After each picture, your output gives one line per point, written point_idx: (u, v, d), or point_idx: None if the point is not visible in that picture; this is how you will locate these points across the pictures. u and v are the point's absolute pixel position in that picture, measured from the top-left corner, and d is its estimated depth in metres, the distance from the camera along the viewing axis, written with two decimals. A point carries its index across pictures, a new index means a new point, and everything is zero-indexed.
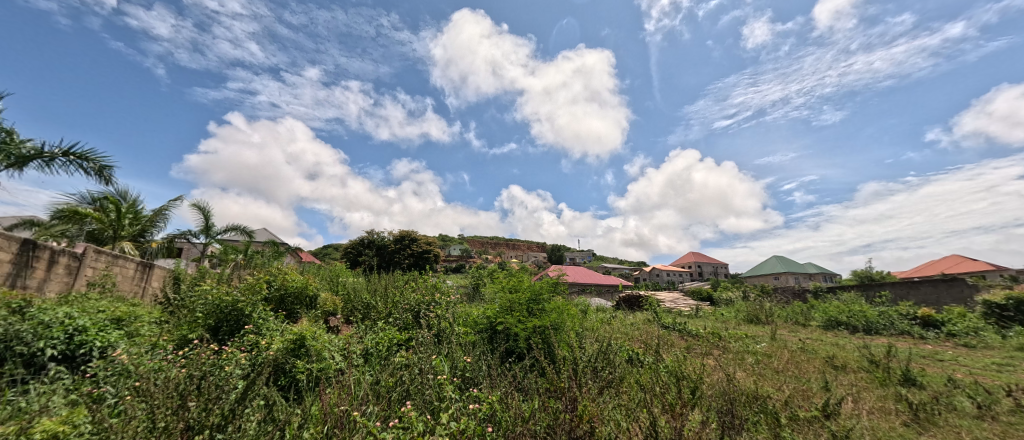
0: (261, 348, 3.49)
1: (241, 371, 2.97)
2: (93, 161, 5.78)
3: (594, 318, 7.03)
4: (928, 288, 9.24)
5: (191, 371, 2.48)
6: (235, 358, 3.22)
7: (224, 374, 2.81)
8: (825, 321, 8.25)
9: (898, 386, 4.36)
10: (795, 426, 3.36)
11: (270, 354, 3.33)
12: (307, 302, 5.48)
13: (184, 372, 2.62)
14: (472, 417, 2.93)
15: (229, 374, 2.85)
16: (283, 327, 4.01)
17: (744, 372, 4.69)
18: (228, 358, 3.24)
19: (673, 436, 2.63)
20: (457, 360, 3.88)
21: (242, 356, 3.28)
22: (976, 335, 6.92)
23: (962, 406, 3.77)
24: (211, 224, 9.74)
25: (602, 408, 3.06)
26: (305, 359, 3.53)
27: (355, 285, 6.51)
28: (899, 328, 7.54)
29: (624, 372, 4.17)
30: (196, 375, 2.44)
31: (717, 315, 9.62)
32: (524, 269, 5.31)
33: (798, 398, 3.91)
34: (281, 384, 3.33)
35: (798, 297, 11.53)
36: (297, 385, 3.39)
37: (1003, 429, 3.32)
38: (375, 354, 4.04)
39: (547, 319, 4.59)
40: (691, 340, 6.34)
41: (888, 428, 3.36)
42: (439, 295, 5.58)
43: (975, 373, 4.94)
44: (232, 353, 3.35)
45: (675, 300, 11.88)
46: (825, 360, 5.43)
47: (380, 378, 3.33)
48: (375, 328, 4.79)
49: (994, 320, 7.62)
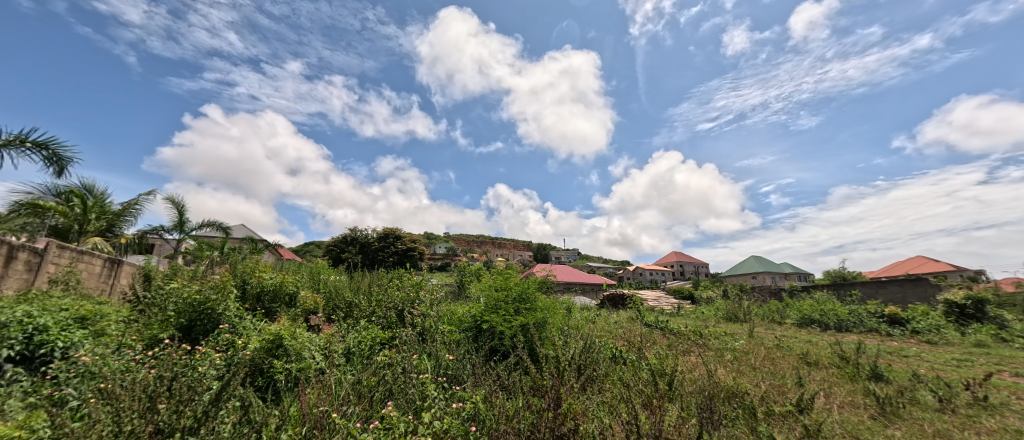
0: (237, 347, 3.39)
1: (215, 372, 2.88)
2: (49, 148, 5.49)
3: (578, 316, 7.10)
4: (895, 287, 9.68)
5: (161, 372, 2.39)
6: (209, 358, 3.13)
7: (196, 375, 2.72)
8: (800, 319, 8.55)
9: (867, 381, 4.56)
10: (770, 420, 3.48)
11: (247, 353, 3.25)
12: (286, 300, 5.35)
13: (154, 372, 2.53)
14: (455, 417, 2.92)
15: (202, 375, 2.76)
16: (260, 326, 3.91)
17: (724, 368, 4.83)
18: (202, 358, 3.14)
19: (653, 432, 2.69)
20: (441, 358, 3.87)
21: (217, 356, 3.19)
22: (937, 332, 7.29)
23: (924, 400, 3.97)
24: (185, 220, 9.41)
25: (585, 405, 3.11)
26: (283, 358, 3.45)
27: (337, 284, 6.39)
28: (867, 326, 7.88)
29: (607, 369, 4.23)
30: (166, 377, 2.35)
31: (697, 313, 9.86)
32: (510, 267, 5.31)
33: (773, 393, 4.04)
34: (258, 384, 3.26)
35: (774, 295, 11.91)
36: (275, 385, 3.33)
37: (962, 421, 3.50)
38: (357, 353, 3.99)
39: (532, 318, 4.62)
40: (673, 338, 6.47)
41: (857, 421, 3.51)
42: (424, 294, 5.55)
43: (937, 368, 5.22)
44: (207, 353, 3.25)
45: (657, 298, 12.11)
46: (799, 357, 5.62)
47: (362, 377, 3.29)
48: (357, 327, 4.72)
49: (954, 317, 8.04)
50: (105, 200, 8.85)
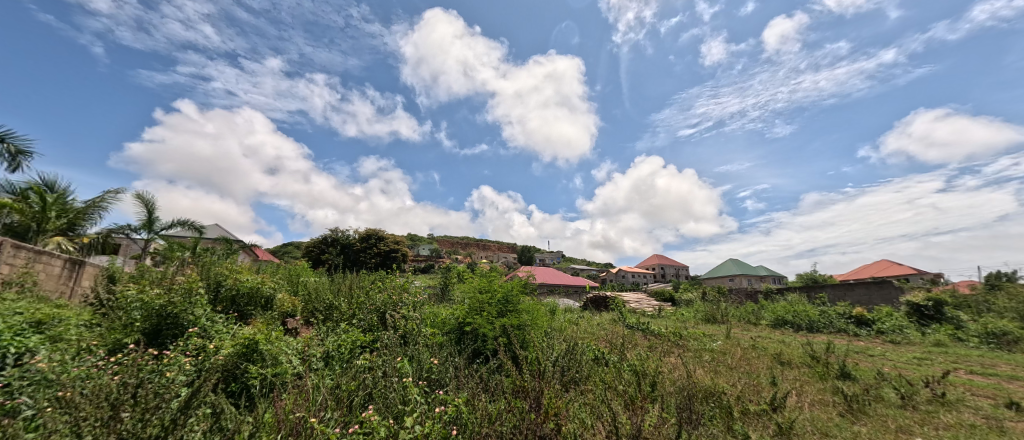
0: (209, 352, 3.26)
1: (186, 378, 2.77)
2: (7, 143, 5.20)
3: (562, 319, 7.16)
4: (862, 289, 10.13)
5: (126, 379, 2.28)
6: (179, 364, 3.00)
7: (164, 382, 2.61)
8: (774, 320, 8.85)
9: (835, 379, 4.77)
10: (745, 419, 3.60)
11: (220, 357, 3.13)
12: (262, 303, 5.18)
13: (118, 379, 2.42)
14: (436, 420, 2.90)
15: (171, 382, 2.64)
16: (233, 330, 3.78)
17: (702, 369, 4.96)
18: (170, 364, 3.01)
19: (634, 432, 2.74)
20: (423, 361, 3.82)
21: (187, 361, 3.07)
22: (900, 332, 7.68)
23: (888, 397, 4.18)
24: (155, 219, 9.03)
25: (566, 406, 3.14)
26: (259, 363, 3.34)
27: (316, 285, 6.24)
28: (837, 327, 8.22)
29: (590, 371, 4.28)
30: (131, 384, 2.25)
31: (677, 314, 10.09)
32: (494, 269, 5.34)
33: (748, 392, 4.17)
34: (231, 390, 3.15)
35: (750, 297, 12.29)
36: (249, 391, 3.23)
37: (922, 417, 3.70)
38: (337, 357, 3.91)
39: (516, 320, 4.63)
40: (653, 339, 6.60)
41: (826, 418, 3.66)
42: (407, 296, 5.50)
43: (899, 367, 5.49)
44: (176, 358, 3.12)
45: (639, 300, 12.32)
46: (773, 357, 5.82)
47: (341, 382, 3.23)
48: (337, 330, 4.63)
49: (916, 318, 8.48)
50: (67, 198, 8.41)
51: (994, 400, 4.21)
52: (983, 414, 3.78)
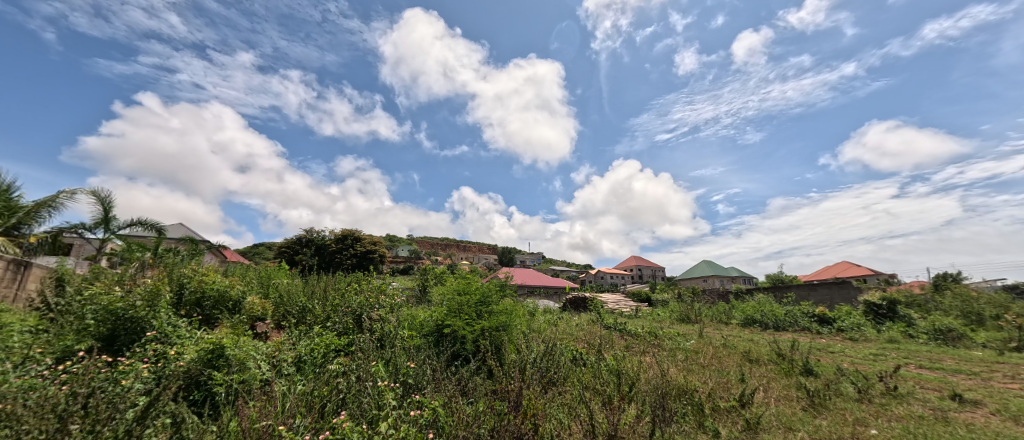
0: (170, 358, 3.08)
1: (143, 386, 2.61)
2: None
3: (542, 319, 7.24)
4: (824, 289, 10.69)
5: (74, 389, 2.14)
6: (136, 370, 2.82)
7: (119, 391, 2.45)
8: (744, 319, 9.21)
9: (799, 375, 5.02)
10: (716, 415, 3.74)
11: (182, 364, 2.97)
12: (230, 306, 4.94)
13: (66, 389, 2.26)
14: (411, 424, 2.85)
15: (126, 391, 2.48)
16: (198, 335, 3.59)
17: (676, 367, 5.12)
18: (126, 370, 2.82)
19: (609, 431, 2.80)
20: (399, 365, 3.76)
21: (145, 368, 2.89)
22: (858, 330, 8.17)
23: (847, 391, 4.42)
24: (112, 217, 8.51)
25: (544, 406, 3.18)
26: (224, 369, 3.19)
27: (288, 287, 6.02)
28: (801, 325, 8.66)
29: (568, 371, 4.32)
30: (81, 395, 2.11)
31: (653, 314, 10.34)
32: (473, 271, 5.33)
33: (719, 389, 4.34)
34: (194, 399, 3.00)
35: (722, 297, 12.75)
36: (213, 399, 3.07)
37: (876, 410, 3.94)
38: (309, 361, 3.80)
39: (495, 321, 4.63)
40: (630, 339, 6.76)
41: (790, 413, 3.85)
42: (384, 298, 5.41)
43: (857, 362, 5.85)
44: (133, 365, 2.93)
45: (617, 301, 12.56)
46: (742, 355, 6.06)
47: (313, 388, 3.15)
48: (309, 334, 4.50)
49: (872, 316, 9.03)
50: (12, 195, 7.84)
51: (939, 392, 4.55)
52: (930, 405, 4.06)
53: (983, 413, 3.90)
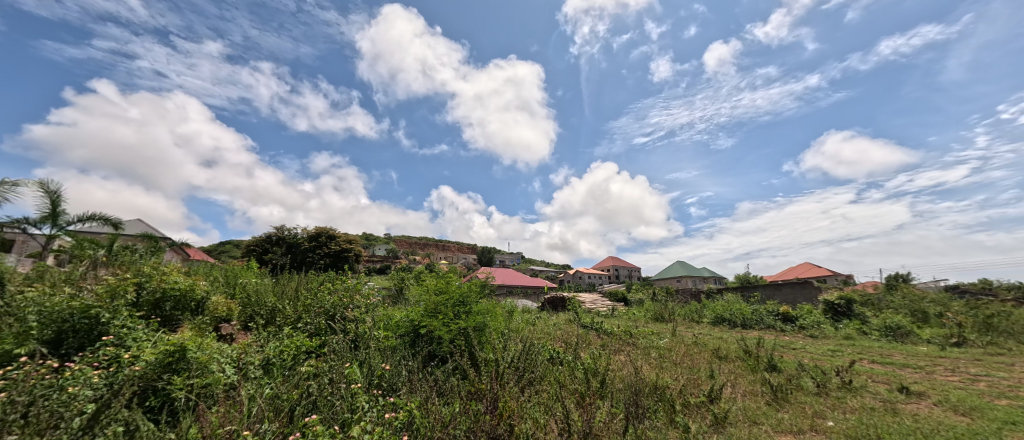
0: (124, 363, 2.88)
1: (93, 392, 2.43)
2: None
3: (519, 319, 7.27)
4: (788, 289, 11.22)
5: (13, 396, 1.98)
6: (86, 375, 2.62)
7: (65, 398, 2.28)
8: (714, 318, 9.55)
9: (764, 371, 5.26)
10: (686, 411, 3.87)
11: (138, 368, 2.79)
12: (192, 307, 4.69)
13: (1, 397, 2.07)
14: (386, 427, 2.80)
15: (73, 398, 2.31)
16: (157, 337, 3.38)
17: (649, 365, 5.25)
18: (74, 375, 2.61)
19: (584, 430, 2.85)
20: (374, 366, 3.69)
21: (96, 373, 2.69)
22: (818, 327, 8.64)
23: (806, 386, 4.68)
24: (61, 212, 7.92)
25: (521, 406, 3.20)
26: (185, 373, 3.01)
27: (257, 287, 5.76)
28: (766, 323, 9.08)
29: (545, 370, 4.37)
30: (21, 403, 1.96)
31: (629, 314, 10.58)
32: (451, 271, 5.30)
33: (690, 386, 4.48)
34: (150, 405, 2.82)
35: (694, 297, 13.18)
36: (172, 405, 2.89)
37: (833, 402, 4.18)
38: (277, 364, 3.67)
39: (472, 321, 4.62)
40: (606, 338, 6.89)
41: (755, 407, 4.03)
42: (359, 298, 5.28)
43: (816, 358, 6.19)
44: (82, 370, 2.71)
45: (594, 301, 12.76)
46: (712, 352, 6.28)
47: (281, 391, 3.04)
48: (279, 335, 4.34)
49: (831, 314, 9.57)
50: None
51: (888, 385, 4.88)
52: (880, 398, 4.35)
53: (926, 404, 4.21)
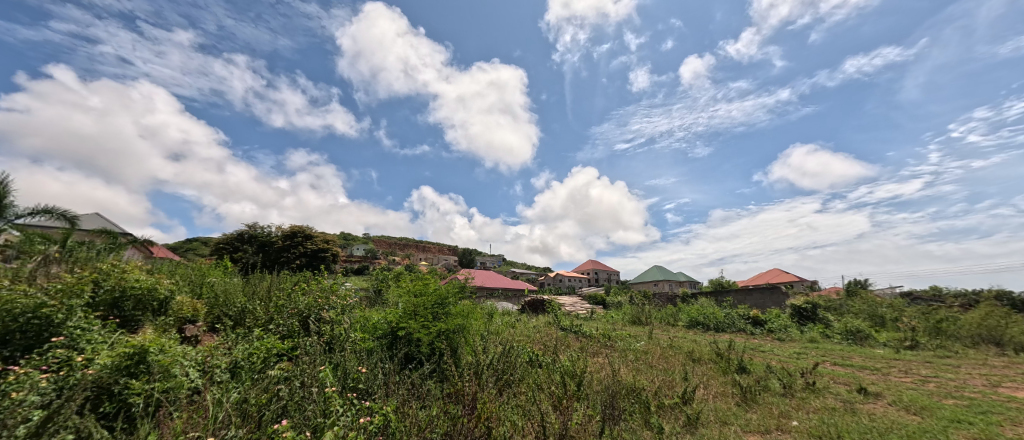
0: (77, 366, 2.68)
1: (41, 398, 2.25)
2: None
3: (499, 321, 7.25)
4: (758, 294, 11.67)
5: None
6: (32, 379, 2.43)
7: (7, 405, 2.11)
8: (689, 321, 9.81)
9: (734, 372, 5.45)
10: (661, 412, 3.95)
11: (91, 372, 2.60)
12: (154, 307, 4.43)
13: None
14: (361, 432, 2.72)
15: (17, 404, 2.14)
16: (114, 340, 3.17)
17: (626, 367, 5.35)
18: (18, 380, 2.40)
19: (561, 431, 2.88)
20: (348, 369, 3.59)
21: (44, 376, 2.50)
22: (785, 331, 9.03)
23: (773, 387, 4.87)
24: (9, 204, 7.39)
25: (498, 408, 3.20)
26: (143, 377, 2.82)
27: (226, 287, 5.50)
28: (738, 326, 9.41)
29: (523, 373, 4.37)
30: None
31: (607, 316, 10.73)
32: (431, 272, 5.22)
33: (664, 388, 4.59)
34: (104, 411, 2.65)
35: (669, 301, 13.51)
36: (130, 411, 2.73)
37: (797, 403, 4.37)
38: (245, 367, 3.52)
39: (452, 323, 4.57)
40: (584, 340, 6.98)
41: (726, 408, 4.15)
42: (335, 299, 5.14)
43: (783, 360, 6.47)
44: (28, 374, 2.50)
45: (573, 304, 12.87)
46: (686, 355, 6.46)
47: (249, 395, 2.93)
48: (248, 337, 4.17)
49: (798, 318, 10.01)
50: None
51: (848, 386, 5.15)
52: (841, 398, 4.57)
53: (882, 404, 4.46)
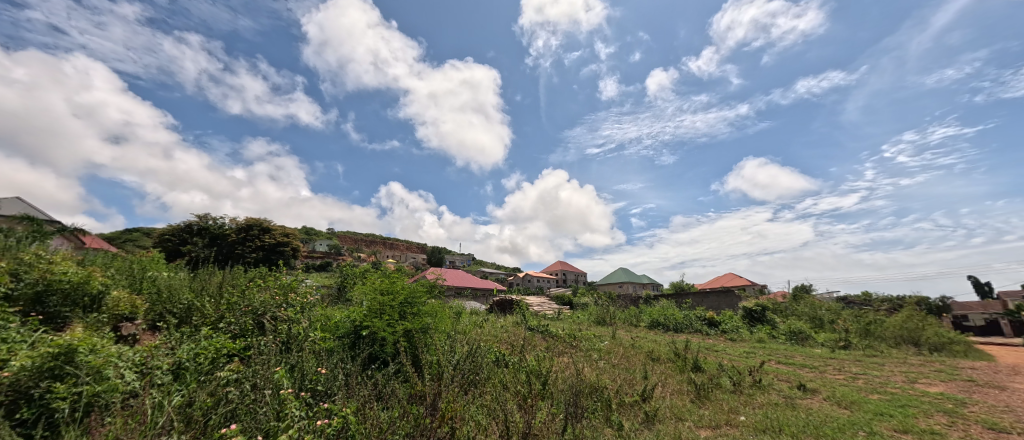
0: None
1: None
2: None
3: (467, 321, 7.21)
4: (713, 297, 12.32)
5: None
6: None
7: None
8: (650, 322, 10.18)
9: (689, 371, 5.72)
10: (621, 410, 4.07)
11: (7, 374, 2.31)
12: (85, 303, 4.01)
13: None
14: (317, 434, 2.61)
15: None
16: (34, 339, 2.83)
17: (590, 366, 5.48)
18: None
19: (524, 430, 2.89)
20: (306, 370, 3.44)
21: None
22: (736, 331, 9.60)
23: (724, 384, 5.15)
24: None
25: (462, 408, 3.18)
26: (70, 379, 2.54)
27: (170, 282, 5.09)
28: (695, 327, 9.90)
29: (489, 373, 4.36)
30: None
31: (574, 317, 10.93)
32: (399, 270, 5.09)
33: (625, 386, 4.73)
34: (21, 417, 2.36)
35: (632, 302, 13.98)
36: (51, 416, 2.45)
37: (745, 399, 4.66)
38: (191, 368, 3.26)
39: (418, 323, 4.48)
40: (551, 340, 7.08)
41: (681, 405, 4.35)
42: (294, 296, 4.89)
43: (733, 359, 6.90)
44: None
45: (541, 304, 13.02)
46: (647, 354, 6.72)
47: (195, 398, 2.73)
48: (194, 337, 3.88)
49: (749, 320, 10.68)
50: None
51: (789, 382, 5.56)
52: (783, 394, 4.91)
53: (818, 399, 4.83)
